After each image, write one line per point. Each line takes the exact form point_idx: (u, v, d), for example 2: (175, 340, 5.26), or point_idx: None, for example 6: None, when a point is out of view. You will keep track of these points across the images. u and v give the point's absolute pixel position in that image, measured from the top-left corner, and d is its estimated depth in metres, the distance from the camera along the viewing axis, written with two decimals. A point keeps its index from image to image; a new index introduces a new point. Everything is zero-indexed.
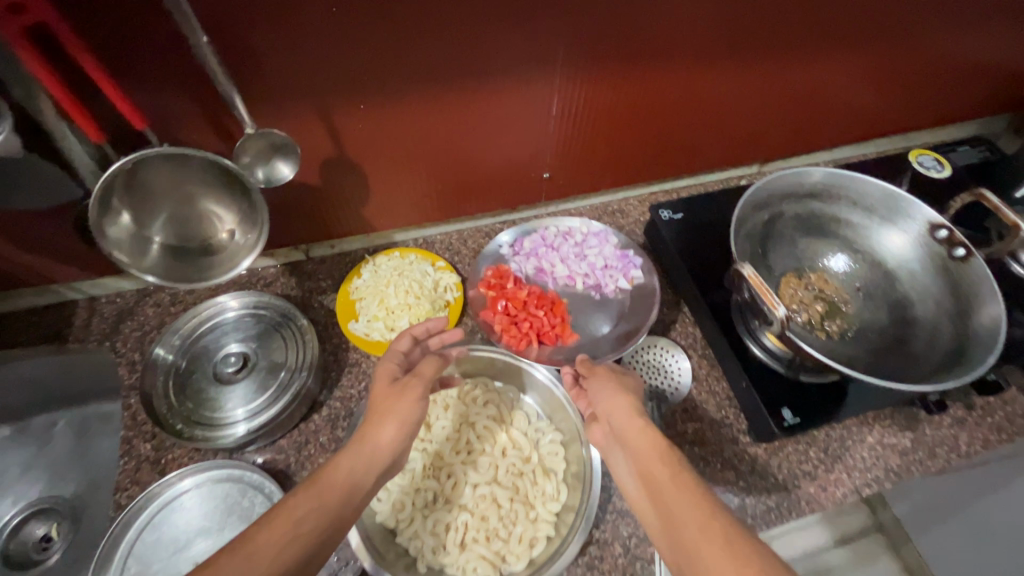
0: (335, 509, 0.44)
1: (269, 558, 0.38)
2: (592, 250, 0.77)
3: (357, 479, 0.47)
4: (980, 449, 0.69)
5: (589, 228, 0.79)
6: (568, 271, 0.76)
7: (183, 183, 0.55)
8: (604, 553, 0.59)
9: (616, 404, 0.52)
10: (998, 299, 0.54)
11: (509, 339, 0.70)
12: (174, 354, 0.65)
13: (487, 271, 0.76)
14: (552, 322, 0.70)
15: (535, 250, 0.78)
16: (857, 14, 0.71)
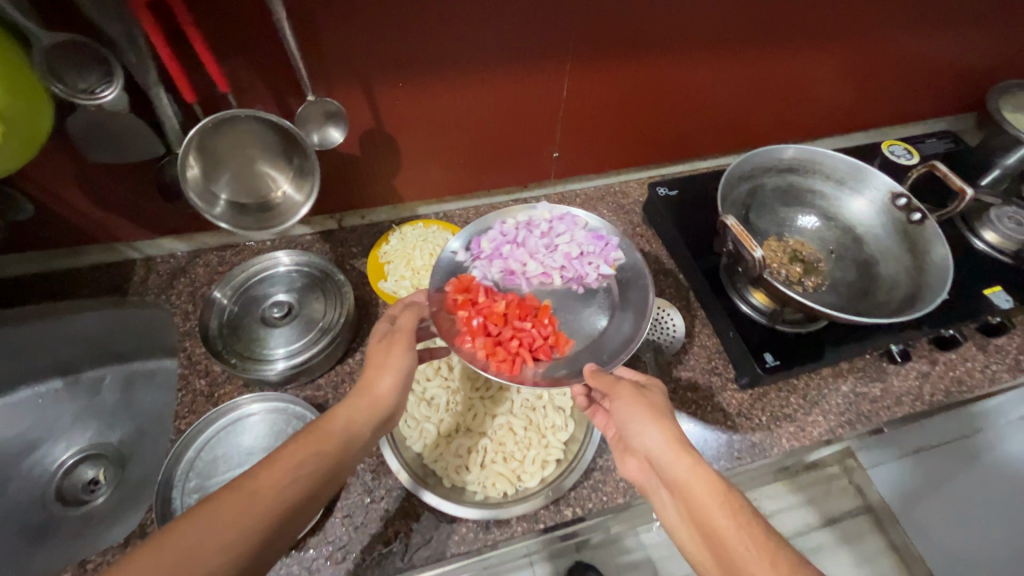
0: (332, 458, 0.50)
1: (269, 495, 0.45)
2: (562, 237, 0.74)
3: (352, 431, 0.53)
4: (943, 398, 0.78)
5: (555, 213, 0.76)
6: (542, 267, 0.72)
7: (247, 145, 0.62)
8: (607, 477, 0.67)
9: (648, 428, 0.53)
10: (947, 252, 0.64)
11: (496, 363, 0.63)
12: (229, 298, 0.74)
13: (448, 285, 0.68)
14: (544, 331, 0.66)
15: (498, 251, 0.73)
16: (829, 14, 0.81)
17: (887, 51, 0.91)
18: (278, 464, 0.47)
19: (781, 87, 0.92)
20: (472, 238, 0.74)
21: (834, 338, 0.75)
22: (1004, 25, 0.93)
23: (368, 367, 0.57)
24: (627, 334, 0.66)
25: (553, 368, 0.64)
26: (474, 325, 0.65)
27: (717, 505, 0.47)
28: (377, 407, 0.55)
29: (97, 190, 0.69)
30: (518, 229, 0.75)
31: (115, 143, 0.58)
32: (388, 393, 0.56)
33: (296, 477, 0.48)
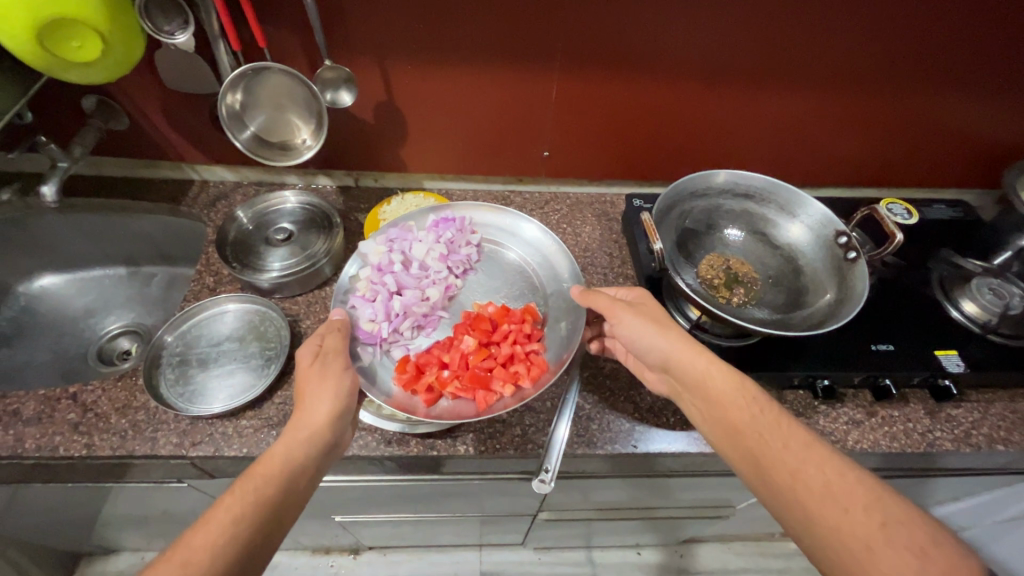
0: (276, 490, 0.57)
1: (218, 539, 0.51)
2: (418, 247, 0.84)
3: (294, 457, 0.59)
4: (868, 448, 0.77)
5: (383, 244, 0.83)
6: (436, 287, 0.81)
7: (278, 96, 0.79)
8: (505, 429, 0.75)
9: (653, 335, 0.65)
10: (864, 289, 0.66)
11: (529, 373, 0.72)
12: (249, 219, 0.91)
13: (405, 384, 0.71)
14: (519, 317, 0.76)
15: (394, 319, 0.77)
16: (821, 63, 0.86)
17: (891, 107, 0.93)
18: (225, 505, 0.53)
19: (775, 126, 0.96)
20: (364, 337, 0.75)
21: (757, 359, 0.77)
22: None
23: (306, 396, 0.64)
24: (564, 338, 0.77)
25: (557, 324, 0.79)
26: (471, 382, 0.70)
27: (726, 394, 0.60)
28: (318, 432, 0.62)
29: (174, 113, 0.89)
30: (384, 285, 0.80)
31: (185, 76, 0.78)
32: (326, 416, 0.63)
33: (245, 507, 0.54)
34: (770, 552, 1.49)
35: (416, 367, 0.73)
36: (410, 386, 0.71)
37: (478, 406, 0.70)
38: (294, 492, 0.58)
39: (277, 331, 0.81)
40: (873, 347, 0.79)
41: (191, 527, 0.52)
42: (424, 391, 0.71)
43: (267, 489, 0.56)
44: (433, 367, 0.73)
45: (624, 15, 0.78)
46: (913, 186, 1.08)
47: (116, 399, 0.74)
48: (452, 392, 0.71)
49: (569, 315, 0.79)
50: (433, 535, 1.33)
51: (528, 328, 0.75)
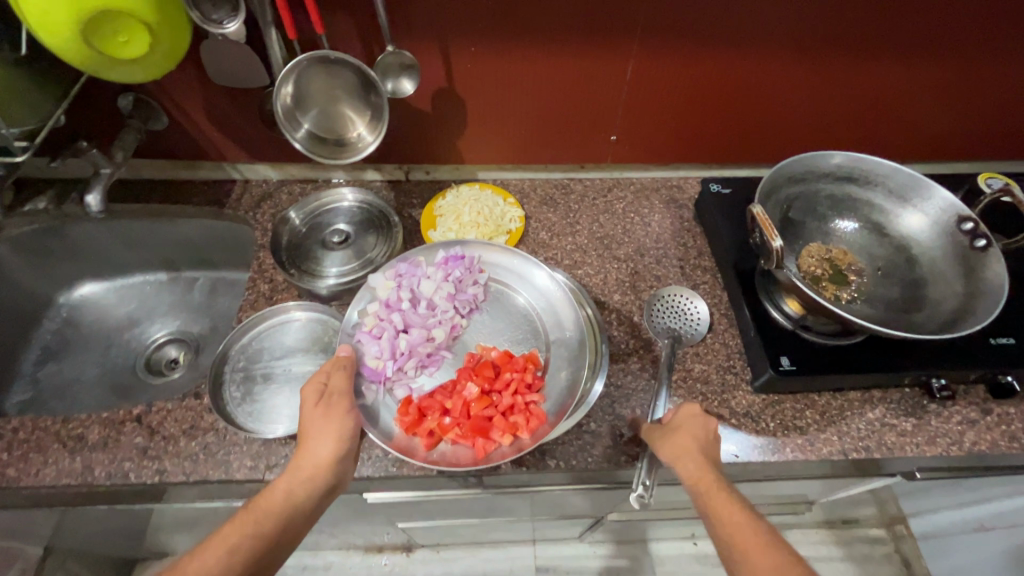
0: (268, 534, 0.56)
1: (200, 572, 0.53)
2: (425, 281, 0.76)
3: (288, 505, 0.58)
4: (986, 449, 0.71)
5: (392, 278, 0.76)
6: (442, 326, 0.73)
7: (332, 86, 0.73)
8: (595, 441, 0.70)
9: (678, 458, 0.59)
10: (1004, 282, 0.60)
11: (529, 425, 0.66)
12: (301, 220, 0.86)
13: (404, 427, 0.66)
14: (522, 365, 0.69)
15: (399, 358, 0.71)
16: (927, 25, 0.77)
17: (997, 73, 0.84)
18: (211, 546, 0.54)
19: (863, 99, 0.88)
20: (368, 375, 0.69)
21: (867, 356, 0.71)
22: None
23: (309, 436, 0.61)
24: (565, 385, 0.71)
25: (558, 373, 0.72)
26: (471, 429, 0.65)
27: (745, 541, 0.53)
28: (317, 477, 0.59)
29: (216, 109, 0.82)
30: (390, 321, 0.72)
31: (235, 69, 0.71)
32: (326, 464, 0.60)
33: (223, 565, 0.53)
34: (829, 539, 1.46)
35: (418, 409, 0.67)
36: (411, 430, 0.66)
37: (478, 454, 0.65)
38: (275, 552, 0.57)
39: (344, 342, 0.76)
40: (992, 340, 0.73)
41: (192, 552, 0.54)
42: (424, 436, 0.66)
43: (251, 543, 0.55)
44: (435, 412, 0.67)
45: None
46: (1005, 159, 1.00)
47: (183, 421, 0.70)
48: (452, 438, 0.66)
49: (571, 364, 0.72)
50: (489, 533, 1.29)
51: (530, 377, 0.68)
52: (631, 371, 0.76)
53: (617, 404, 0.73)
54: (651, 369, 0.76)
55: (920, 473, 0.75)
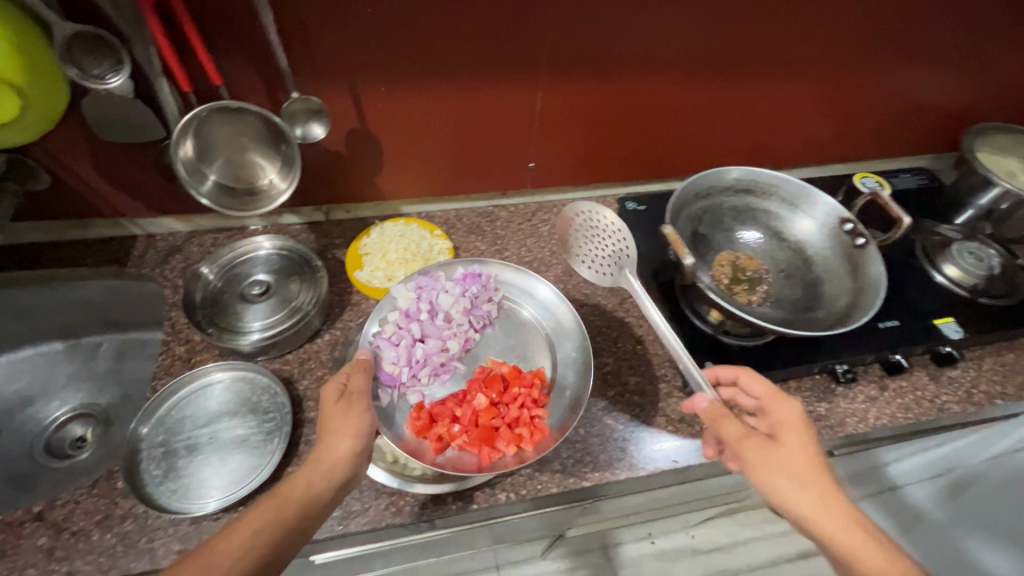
0: (288, 524, 0.52)
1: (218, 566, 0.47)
2: (443, 294, 0.78)
3: (313, 492, 0.54)
4: (887, 422, 0.79)
5: (413, 290, 0.78)
6: (457, 338, 0.75)
7: (237, 135, 0.69)
8: (543, 467, 0.71)
9: (788, 483, 0.51)
10: (882, 275, 0.68)
11: (534, 438, 0.66)
12: (214, 274, 0.80)
13: (415, 430, 0.68)
14: (530, 380, 0.70)
15: (414, 365, 0.73)
16: (793, 50, 0.86)
17: (855, 86, 0.96)
18: (238, 530, 0.50)
19: (750, 116, 0.97)
20: (384, 379, 0.71)
21: (777, 352, 0.78)
22: (971, 68, 0.98)
23: (328, 431, 0.58)
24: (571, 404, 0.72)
25: (563, 391, 0.73)
26: (477, 438, 0.66)
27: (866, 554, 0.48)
28: (336, 470, 0.56)
29: (106, 162, 0.76)
30: (408, 330, 0.75)
31: (123, 124, 0.67)
32: (345, 458, 0.57)
33: (247, 550, 0.49)
34: (771, 517, 1.55)
35: (430, 415, 0.69)
36: (421, 434, 0.68)
37: (482, 462, 0.65)
38: (296, 540, 0.53)
39: (275, 400, 0.72)
40: (880, 325, 0.82)
41: (217, 535, 0.49)
42: (432, 440, 0.66)
43: (275, 528, 0.51)
44: (445, 418, 0.68)
45: (609, 18, 0.74)
46: (873, 159, 1.13)
47: (95, 511, 0.64)
48: (459, 445, 0.66)
49: (578, 382, 0.73)
50: (451, 568, 1.26)
51: (538, 392, 0.69)
52: None
53: None
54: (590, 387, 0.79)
55: (837, 451, 0.83)
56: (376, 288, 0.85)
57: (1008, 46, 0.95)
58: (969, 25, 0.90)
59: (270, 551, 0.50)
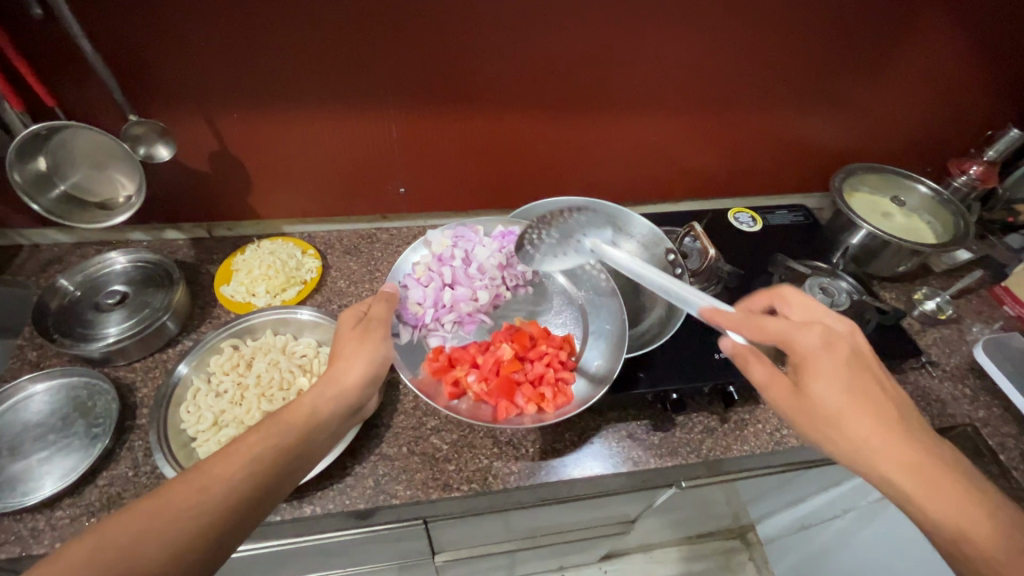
0: (287, 447, 0.54)
1: (223, 487, 0.48)
2: (479, 252, 0.84)
3: (311, 420, 0.57)
4: (720, 454, 0.79)
5: (449, 237, 0.86)
6: (487, 292, 0.82)
7: (83, 152, 0.75)
8: (357, 483, 0.72)
9: (828, 430, 0.54)
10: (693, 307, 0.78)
11: (555, 399, 0.70)
12: (75, 286, 0.84)
13: (429, 369, 0.73)
14: (558, 344, 0.75)
15: (439, 309, 0.80)
16: (639, 88, 0.93)
17: (716, 122, 1.02)
18: (233, 454, 0.51)
19: (614, 149, 1.04)
20: (410, 316, 0.78)
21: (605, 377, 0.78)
22: (833, 108, 1.02)
23: (342, 355, 0.63)
24: (602, 373, 0.74)
25: (592, 360, 0.77)
26: (496, 387, 0.70)
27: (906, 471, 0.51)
28: (343, 394, 0.61)
29: None
30: (440, 275, 0.82)
31: None
32: (353, 385, 0.61)
33: (247, 474, 0.50)
34: (691, 556, 1.52)
35: (447, 359, 0.73)
36: (439, 374, 0.72)
37: (497, 413, 0.69)
38: (299, 467, 0.55)
39: (107, 406, 0.75)
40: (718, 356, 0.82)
41: (209, 458, 0.50)
42: (448, 383, 0.71)
43: (273, 454, 0.53)
44: (463, 364, 0.73)
45: (444, 52, 0.81)
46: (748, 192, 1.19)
47: None
48: (475, 393, 0.70)
49: (610, 353, 0.77)
50: None
51: (564, 357, 0.73)
52: (404, 411, 0.80)
53: (385, 443, 0.76)
54: (425, 406, 0.80)
55: (687, 482, 0.86)
56: (237, 303, 0.88)
57: (866, 89, 1.00)
58: (816, 68, 0.95)
59: (270, 477, 0.51)
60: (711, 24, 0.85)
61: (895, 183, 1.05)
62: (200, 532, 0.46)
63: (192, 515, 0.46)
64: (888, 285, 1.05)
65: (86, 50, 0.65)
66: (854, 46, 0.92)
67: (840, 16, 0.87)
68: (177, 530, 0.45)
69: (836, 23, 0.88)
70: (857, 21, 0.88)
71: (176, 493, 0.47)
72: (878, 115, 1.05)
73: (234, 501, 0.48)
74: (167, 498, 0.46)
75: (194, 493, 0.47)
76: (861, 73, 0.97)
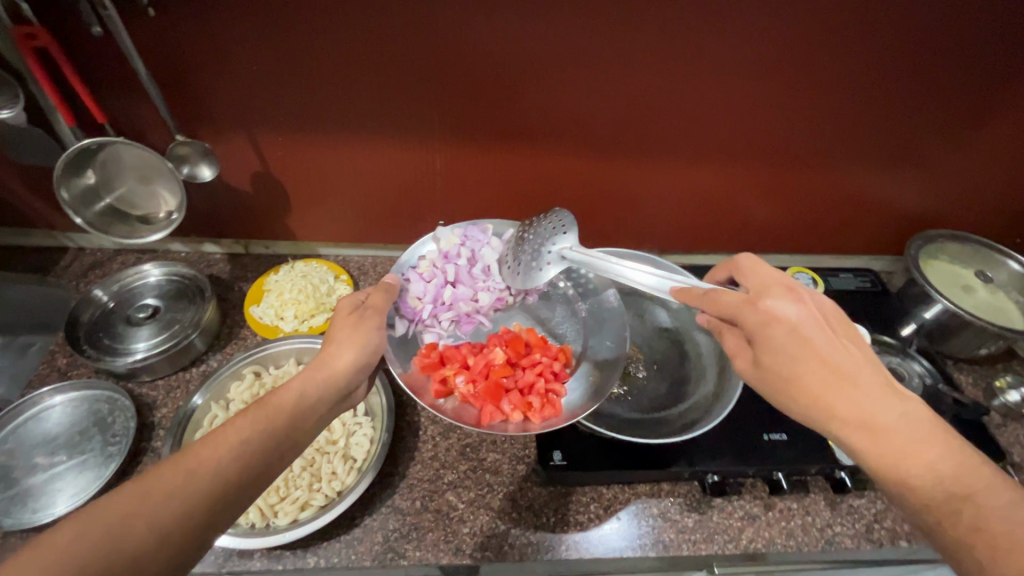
0: (282, 432, 0.49)
1: (211, 475, 0.43)
2: (485, 251, 0.80)
3: (304, 403, 0.52)
4: (762, 547, 0.71)
5: (458, 235, 0.80)
6: (489, 294, 0.78)
7: (128, 167, 0.75)
8: (364, 536, 0.68)
9: (789, 378, 0.52)
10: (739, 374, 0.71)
11: (542, 411, 0.66)
12: (109, 297, 0.84)
13: (416, 363, 0.69)
14: (553, 354, 0.71)
15: (438, 305, 0.77)
16: (695, 135, 0.88)
17: (777, 172, 0.95)
18: (223, 435, 0.46)
19: (664, 194, 0.98)
20: (408, 310, 0.75)
21: (640, 448, 0.72)
22: (908, 169, 0.94)
23: (333, 340, 0.59)
24: (583, 393, 0.70)
25: (586, 375, 0.73)
26: (484, 392, 0.66)
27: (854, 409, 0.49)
28: (333, 378, 0.56)
29: (33, 180, 0.83)
30: (443, 271, 0.78)
31: (31, 145, 0.73)
32: (345, 369, 0.57)
33: (237, 458, 0.45)
34: None
35: (440, 355, 0.70)
36: (428, 370, 0.69)
37: (481, 418, 0.65)
38: (289, 454, 0.50)
39: (125, 424, 0.74)
40: (765, 436, 0.75)
41: (197, 440, 0.45)
42: (436, 380, 0.68)
43: (262, 439, 0.48)
44: (453, 363, 0.69)
45: (493, 88, 0.78)
46: (807, 250, 1.11)
47: None
48: (462, 394, 0.67)
49: (602, 371, 0.73)
50: None
51: (558, 367, 0.69)
52: (422, 460, 0.75)
53: (398, 495, 0.72)
54: (445, 457, 0.76)
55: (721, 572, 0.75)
56: (264, 325, 0.86)
57: (948, 151, 0.91)
58: (892, 126, 0.87)
59: (257, 461, 0.46)
60: (780, 75, 0.79)
61: (982, 255, 0.94)
62: (183, 519, 0.40)
63: (181, 497, 0.41)
64: (964, 367, 0.94)
65: (139, 72, 0.65)
66: (938, 105, 0.84)
67: (926, 74, 0.80)
68: (161, 512, 0.40)
69: (919, 80, 0.81)
70: (944, 80, 0.81)
71: (160, 477, 0.41)
72: (960, 179, 0.96)
73: (220, 479, 0.43)
74: (153, 482, 0.41)
75: (178, 476, 0.42)
76: (942, 135, 0.89)
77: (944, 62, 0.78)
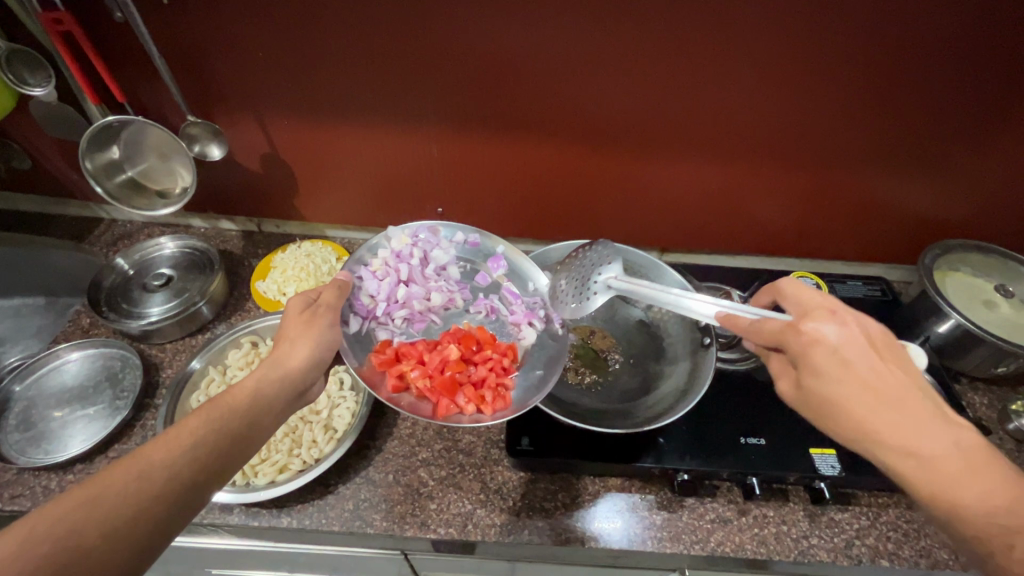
0: (237, 430, 0.51)
1: (162, 473, 0.44)
2: (435, 252, 0.84)
3: (258, 406, 0.53)
4: (730, 551, 0.70)
5: (409, 235, 0.84)
6: (440, 294, 0.81)
7: (146, 142, 0.81)
8: (335, 503, 0.71)
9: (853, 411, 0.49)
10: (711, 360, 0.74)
11: (494, 403, 0.68)
12: (129, 266, 0.91)
13: (374, 357, 0.71)
14: (502, 350, 0.73)
15: (392, 304, 0.78)
16: (693, 132, 0.86)
17: (783, 172, 0.92)
18: (174, 432, 0.47)
19: (664, 192, 0.98)
20: (359, 308, 0.75)
21: (612, 439, 0.73)
22: (925, 174, 0.89)
23: (287, 336, 0.60)
24: (535, 382, 0.72)
25: (532, 371, 0.74)
26: (439, 386, 0.67)
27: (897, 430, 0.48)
28: (289, 375, 0.58)
29: (70, 153, 0.91)
30: (395, 270, 0.80)
31: (64, 119, 0.80)
32: (300, 363, 0.59)
33: (185, 453, 0.46)
34: None
35: (395, 352, 0.72)
36: (384, 367, 0.70)
37: (437, 411, 0.67)
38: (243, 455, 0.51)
39: (133, 381, 0.80)
40: (741, 439, 0.74)
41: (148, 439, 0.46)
42: (393, 376, 0.69)
43: (217, 437, 0.49)
44: (410, 359, 0.70)
45: (487, 79, 0.80)
46: (816, 255, 1.07)
47: None
48: (419, 389, 0.68)
49: (547, 366, 0.74)
50: None
51: (506, 362, 0.71)
52: (398, 436, 0.78)
53: (372, 467, 0.75)
54: (421, 435, 0.79)
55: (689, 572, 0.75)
56: (267, 300, 0.91)
57: (973, 157, 0.86)
58: (906, 129, 0.83)
59: (212, 464, 0.47)
60: (781, 71, 0.77)
61: (1005, 268, 0.89)
62: (134, 517, 0.41)
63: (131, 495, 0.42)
64: (980, 386, 0.89)
65: (152, 54, 0.70)
66: (960, 107, 0.79)
67: (942, 73, 0.75)
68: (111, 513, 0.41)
69: (939, 80, 0.76)
70: (964, 81, 0.76)
71: (111, 476, 0.42)
72: (988, 188, 0.90)
73: (175, 481, 0.44)
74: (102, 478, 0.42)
75: (132, 475, 0.43)
76: (966, 139, 0.83)
77: (962, 60, 0.74)
